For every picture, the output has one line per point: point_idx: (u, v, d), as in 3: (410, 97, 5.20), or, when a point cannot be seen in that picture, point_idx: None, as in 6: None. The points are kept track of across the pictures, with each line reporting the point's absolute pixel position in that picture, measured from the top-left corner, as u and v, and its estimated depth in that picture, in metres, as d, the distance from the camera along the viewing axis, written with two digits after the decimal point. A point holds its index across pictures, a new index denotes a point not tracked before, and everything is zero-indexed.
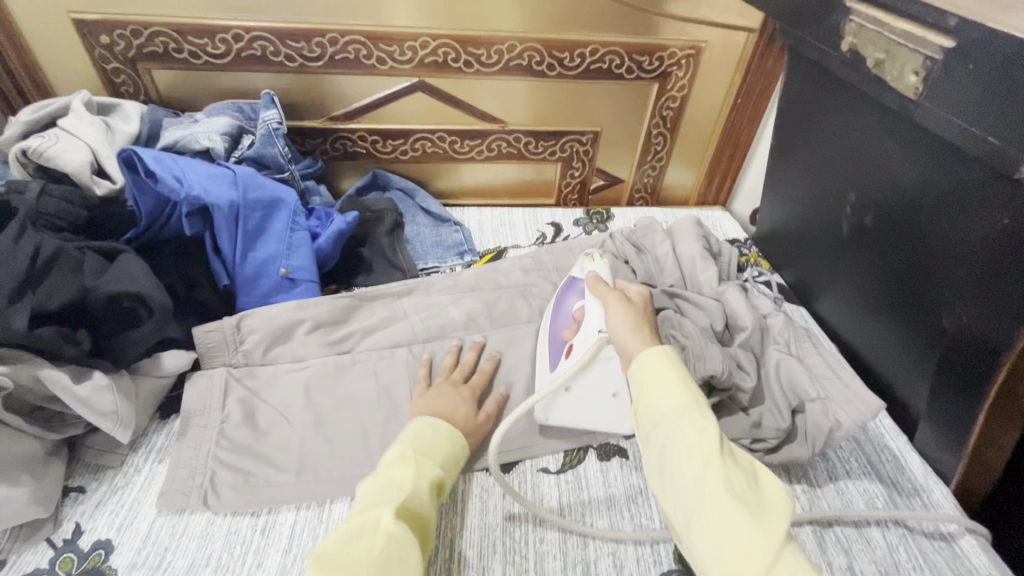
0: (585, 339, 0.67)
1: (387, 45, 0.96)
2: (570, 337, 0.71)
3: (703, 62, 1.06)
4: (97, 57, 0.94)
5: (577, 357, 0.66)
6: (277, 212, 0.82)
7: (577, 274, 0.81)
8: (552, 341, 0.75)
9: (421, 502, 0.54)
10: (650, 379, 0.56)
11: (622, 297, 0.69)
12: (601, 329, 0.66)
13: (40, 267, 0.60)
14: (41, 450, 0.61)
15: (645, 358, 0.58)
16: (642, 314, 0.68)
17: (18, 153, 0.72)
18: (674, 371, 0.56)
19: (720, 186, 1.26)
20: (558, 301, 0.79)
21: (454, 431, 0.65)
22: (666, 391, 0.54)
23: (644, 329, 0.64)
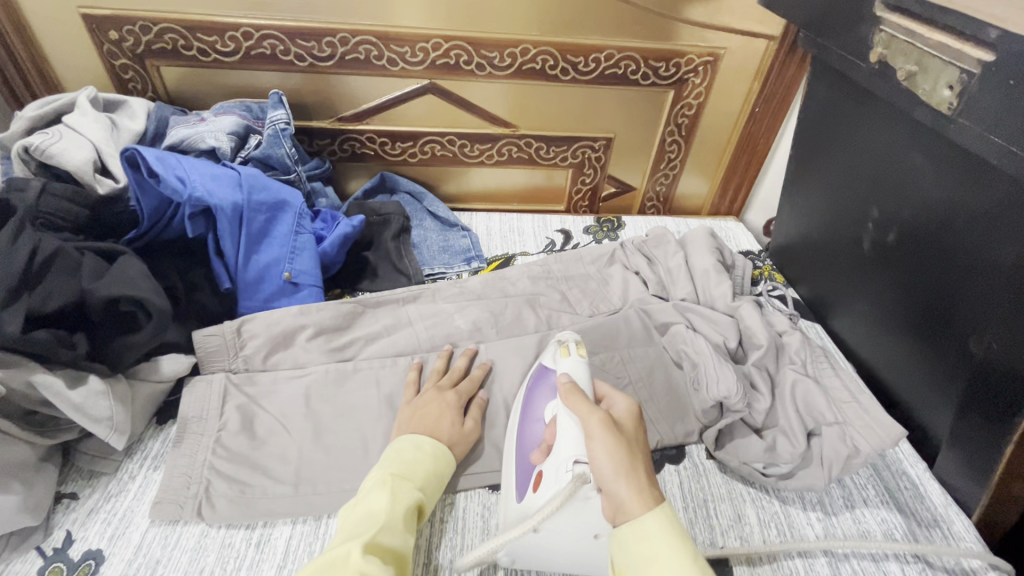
0: (556, 473, 0.54)
1: (398, 46, 0.94)
2: (538, 462, 0.58)
3: (722, 69, 1.03)
4: (105, 53, 0.93)
5: (549, 490, 0.53)
6: (281, 215, 0.81)
7: (548, 363, 0.69)
8: (518, 459, 0.62)
9: (395, 531, 0.52)
10: (649, 551, 0.47)
11: (608, 420, 0.55)
12: (577, 459, 0.53)
13: (37, 268, 0.58)
14: (35, 455, 0.60)
15: (643, 520, 0.48)
16: (632, 446, 0.54)
17: (20, 150, 0.70)
18: (671, 540, 0.47)
19: (734, 196, 1.24)
20: (528, 402, 0.67)
21: (438, 447, 0.63)
22: (670, 571, 0.45)
23: (637, 473, 0.51)
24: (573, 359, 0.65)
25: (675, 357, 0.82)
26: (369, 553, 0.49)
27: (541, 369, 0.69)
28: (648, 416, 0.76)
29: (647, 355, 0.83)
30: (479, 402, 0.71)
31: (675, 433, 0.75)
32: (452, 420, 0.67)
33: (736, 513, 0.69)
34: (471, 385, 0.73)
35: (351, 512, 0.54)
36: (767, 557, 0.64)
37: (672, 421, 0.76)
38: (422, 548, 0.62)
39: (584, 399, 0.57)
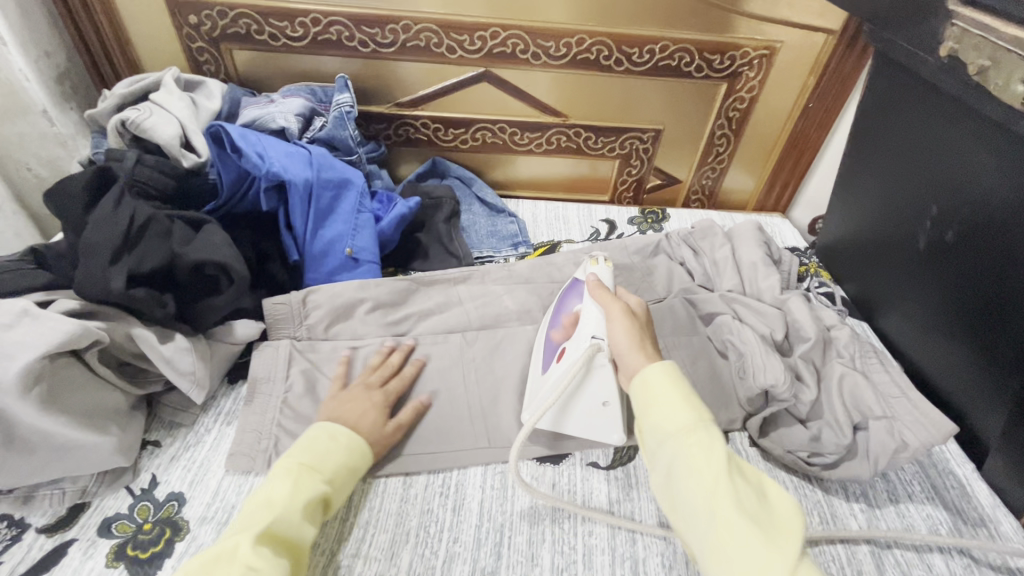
0: (577, 344, 0.64)
1: (458, 34, 0.97)
2: (562, 340, 0.70)
3: (777, 63, 1.03)
4: (185, 36, 0.98)
5: (569, 360, 0.64)
6: (345, 193, 0.85)
7: (580, 275, 0.76)
8: (545, 343, 0.73)
9: (290, 525, 0.53)
10: (653, 394, 0.57)
11: (627, 309, 0.65)
12: (596, 335, 0.64)
13: (136, 232, 0.64)
14: (128, 403, 0.66)
15: (648, 371, 0.58)
16: (643, 329, 0.65)
17: (117, 123, 0.77)
18: (673, 385, 0.56)
19: (781, 192, 1.23)
20: (560, 302, 0.76)
21: (355, 439, 0.63)
22: (673, 408, 0.55)
23: (647, 347, 0.62)
24: (602, 268, 0.71)
25: (719, 347, 0.83)
26: (259, 546, 0.50)
27: (575, 281, 0.75)
28: None
29: (691, 343, 0.84)
30: (416, 405, 0.71)
31: (719, 419, 0.77)
32: (376, 419, 0.67)
33: None
34: (402, 383, 0.72)
35: (254, 499, 0.55)
36: (809, 542, 0.65)
37: (715, 408, 0.78)
38: (475, 509, 0.66)
39: (607, 291, 0.68)
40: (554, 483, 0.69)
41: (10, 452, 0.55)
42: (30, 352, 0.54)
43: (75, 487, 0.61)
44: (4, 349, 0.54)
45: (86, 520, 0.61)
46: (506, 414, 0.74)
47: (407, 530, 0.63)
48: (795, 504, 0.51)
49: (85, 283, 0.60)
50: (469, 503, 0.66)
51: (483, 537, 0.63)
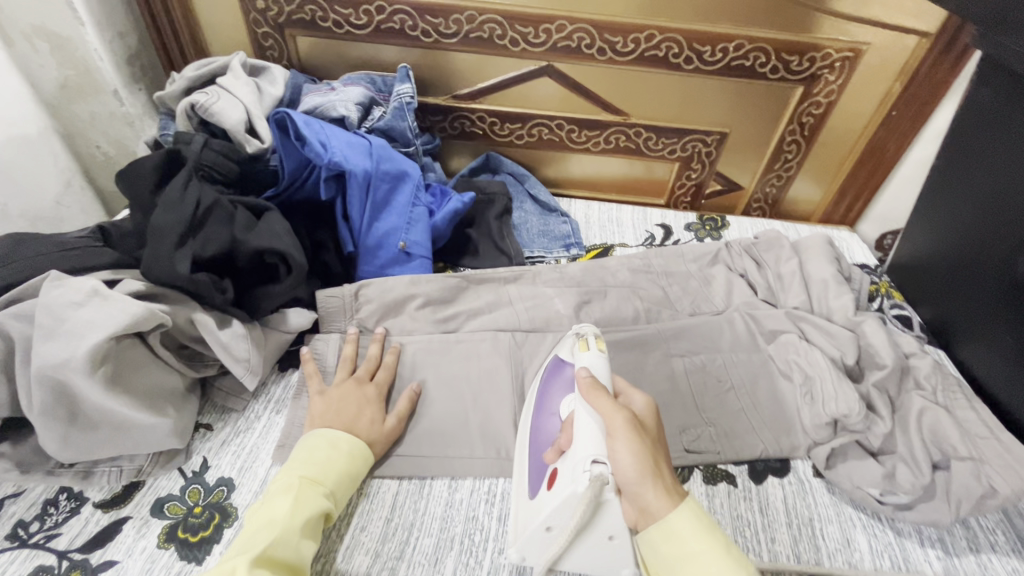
0: (573, 473, 0.51)
1: (522, 26, 0.94)
2: (551, 461, 0.57)
3: (861, 67, 0.96)
4: (251, 21, 0.99)
5: (562, 491, 0.51)
6: (402, 185, 0.84)
7: (565, 355, 0.67)
8: (533, 458, 0.61)
9: (291, 544, 0.51)
10: (683, 548, 0.50)
11: (631, 418, 0.55)
12: (597, 459, 0.51)
13: (200, 217, 0.65)
14: (185, 385, 0.66)
15: (670, 519, 0.51)
16: (651, 442, 0.55)
17: (186, 106, 0.77)
18: (704, 536, 0.50)
19: (851, 205, 1.15)
20: (543, 400, 0.66)
21: (355, 446, 0.62)
22: (712, 565, 0.48)
23: (663, 475, 0.52)
24: (592, 354, 0.63)
25: (783, 368, 0.78)
26: (258, 567, 0.48)
27: (560, 360, 0.68)
28: (749, 425, 0.74)
29: (751, 362, 0.80)
30: (408, 395, 0.70)
31: (780, 447, 0.73)
32: (365, 416, 0.66)
33: (846, 537, 0.65)
34: (389, 374, 0.72)
35: (253, 518, 0.54)
36: None
37: (776, 434, 0.73)
38: None
39: (606, 395, 0.57)
40: None
41: (74, 429, 0.57)
42: (98, 332, 0.55)
43: (132, 466, 0.62)
44: (76, 327, 0.55)
45: (140, 499, 0.62)
46: None
47: (451, 536, 0.62)
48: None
49: (152, 265, 0.61)
50: None
51: None
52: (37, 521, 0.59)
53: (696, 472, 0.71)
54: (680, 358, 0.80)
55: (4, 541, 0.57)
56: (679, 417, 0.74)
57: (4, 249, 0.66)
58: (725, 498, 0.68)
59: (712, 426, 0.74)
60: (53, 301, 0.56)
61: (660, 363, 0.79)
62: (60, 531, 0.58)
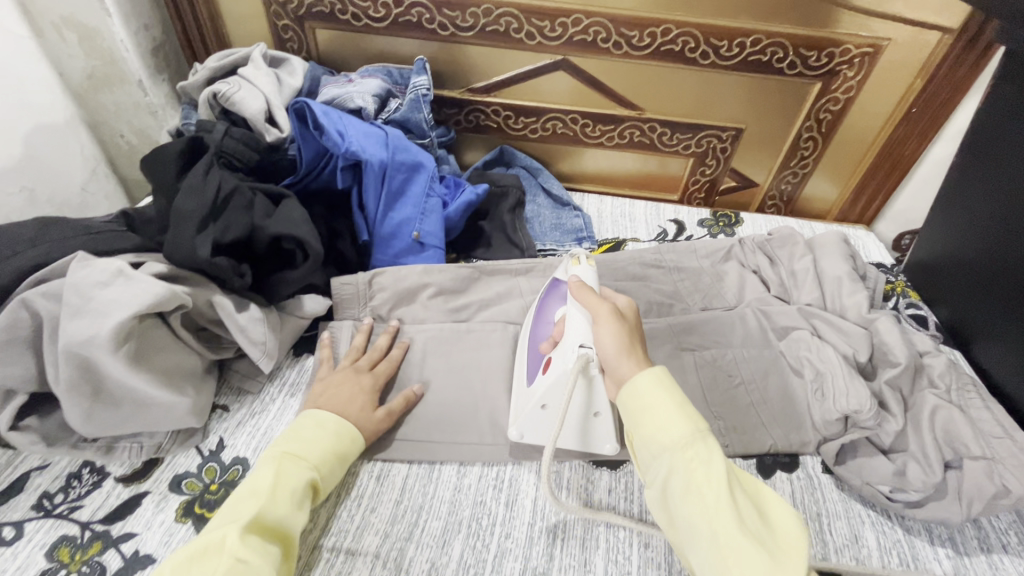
0: (566, 356, 0.60)
1: (538, 19, 0.94)
2: (547, 351, 0.65)
3: (881, 63, 0.94)
4: (272, 14, 1.00)
5: (556, 372, 0.61)
6: (416, 176, 0.85)
7: (561, 274, 0.75)
8: (530, 352, 0.69)
9: (277, 514, 0.53)
10: (647, 404, 0.53)
11: (615, 309, 0.61)
12: (583, 344, 0.60)
13: (221, 202, 0.67)
14: (203, 366, 0.68)
15: (636, 381, 0.54)
16: (633, 330, 0.60)
17: (208, 96, 0.80)
18: (668, 392, 0.53)
19: (868, 203, 1.14)
20: (540, 307, 0.73)
21: (343, 424, 0.63)
22: (666, 420, 0.51)
23: (637, 351, 0.58)
24: (582, 266, 0.71)
25: (794, 364, 0.78)
26: (247, 536, 0.50)
27: (556, 280, 0.75)
28: (758, 419, 0.74)
29: (762, 357, 0.80)
30: (409, 393, 0.70)
31: (789, 441, 0.72)
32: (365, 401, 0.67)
33: (854, 533, 0.65)
34: (389, 366, 0.72)
35: (240, 489, 0.56)
36: None
37: (785, 429, 0.73)
38: (528, 505, 0.64)
39: (592, 292, 0.63)
40: (610, 489, 0.67)
41: (98, 404, 0.59)
42: (121, 312, 0.57)
43: (152, 443, 0.64)
44: (101, 307, 0.57)
45: (159, 475, 0.63)
46: None
47: (460, 518, 0.63)
48: (792, 510, 0.50)
49: (174, 248, 0.63)
50: (523, 499, 0.65)
51: (535, 536, 0.62)
52: (61, 492, 0.61)
53: None
54: (690, 352, 0.80)
55: (30, 511, 0.60)
56: None
57: (33, 231, 0.68)
58: None
59: (721, 419, 0.74)
60: (79, 281, 0.58)
61: (670, 356, 0.80)
62: (82, 503, 0.60)
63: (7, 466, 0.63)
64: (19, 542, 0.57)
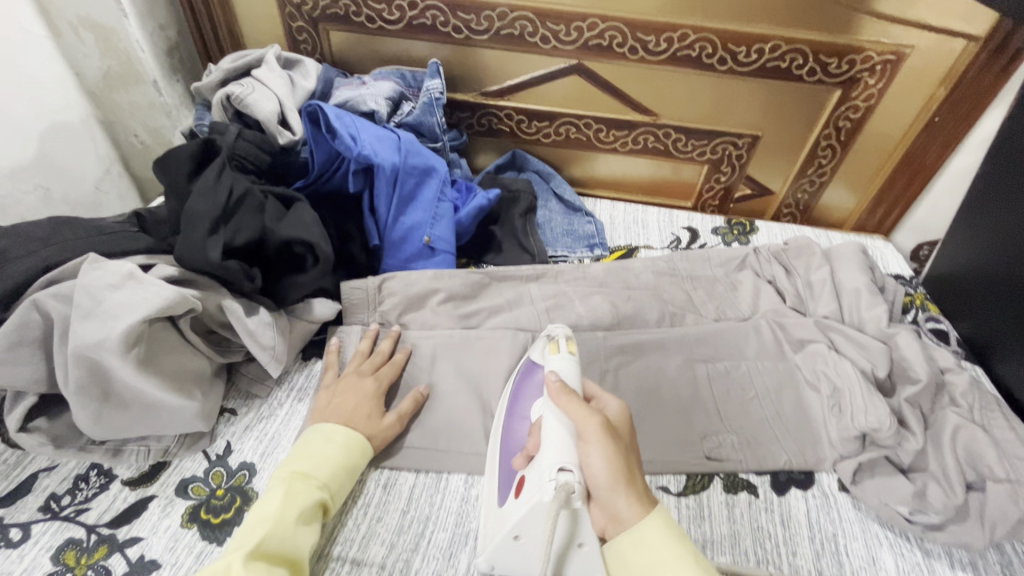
0: (540, 482, 0.50)
1: (554, 23, 0.94)
2: (521, 467, 0.56)
3: (903, 71, 0.92)
4: (286, 15, 1.00)
5: (529, 497, 0.51)
6: (428, 180, 0.84)
7: (538, 360, 0.66)
8: (503, 463, 0.60)
9: (285, 537, 0.52)
10: (648, 558, 0.50)
11: (604, 422, 0.54)
12: (564, 467, 0.50)
13: (233, 204, 0.66)
14: (211, 369, 0.68)
15: (640, 526, 0.50)
16: (624, 447, 0.54)
17: (222, 97, 0.79)
18: (670, 542, 0.50)
19: (886, 213, 1.11)
20: (515, 402, 0.65)
21: (350, 438, 0.62)
22: (676, 572, 0.48)
23: (635, 482, 0.52)
24: (562, 357, 0.62)
25: (810, 379, 0.76)
26: (253, 562, 0.49)
27: (533, 363, 0.67)
28: (773, 435, 0.73)
29: (777, 371, 0.78)
30: (416, 396, 0.70)
31: (804, 459, 0.71)
32: (369, 406, 0.66)
33: (871, 555, 0.64)
34: (393, 370, 0.71)
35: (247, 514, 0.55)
36: None
37: (801, 446, 0.72)
38: None
39: (576, 397, 0.56)
40: None
41: (106, 407, 0.58)
42: (132, 315, 0.57)
43: (159, 447, 0.63)
44: (112, 309, 0.57)
45: (166, 479, 0.63)
46: None
47: (466, 531, 0.62)
48: None
49: (184, 250, 0.62)
50: None
51: None
52: (68, 494, 0.61)
53: (717, 479, 0.70)
54: (704, 364, 0.79)
55: (37, 513, 0.59)
56: (700, 425, 0.73)
57: (47, 231, 0.68)
58: (745, 509, 0.67)
59: (735, 434, 0.72)
60: (91, 283, 0.57)
61: (682, 368, 0.78)
62: (89, 506, 0.60)
63: (16, 467, 0.63)
64: (25, 544, 0.57)
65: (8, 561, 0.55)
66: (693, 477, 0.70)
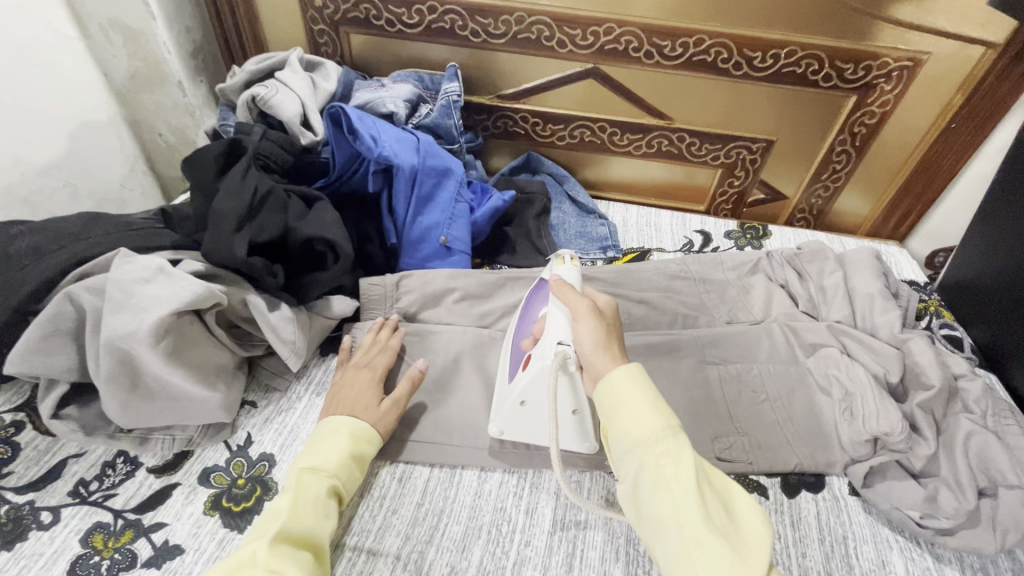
0: (543, 353, 0.60)
1: (570, 28, 0.95)
2: (528, 348, 0.65)
3: (920, 77, 0.92)
4: (308, 19, 1.03)
5: (534, 369, 0.60)
6: (446, 181, 0.86)
7: (546, 274, 0.73)
8: (512, 350, 0.70)
9: (301, 525, 0.54)
10: (619, 400, 0.52)
11: (594, 307, 0.60)
12: (562, 341, 0.59)
13: (258, 203, 0.68)
14: (234, 363, 0.70)
15: (612, 374, 0.53)
16: (612, 328, 0.59)
17: (247, 99, 0.82)
18: (640, 386, 0.52)
19: (901, 220, 1.11)
20: (526, 304, 0.72)
21: (357, 427, 0.63)
22: (640, 416, 0.50)
23: (613, 347, 0.57)
24: (566, 266, 0.70)
25: (822, 382, 0.76)
26: (277, 546, 0.51)
27: (539, 280, 0.73)
28: (783, 437, 0.73)
29: (788, 374, 0.78)
30: (413, 374, 0.70)
31: (815, 461, 0.71)
32: (375, 397, 0.67)
33: (881, 559, 0.64)
34: (390, 358, 0.72)
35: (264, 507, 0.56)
36: None
37: (811, 449, 0.72)
38: (548, 517, 0.64)
39: (572, 289, 0.62)
40: None
41: (134, 396, 0.60)
42: (162, 308, 0.59)
43: (183, 436, 0.66)
44: (142, 303, 0.59)
45: (189, 468, 0.65)
46: None
47: (479, 525, 0.63)
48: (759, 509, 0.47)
49: (213, 248, 0.65)
50: (543, 508, 0.65)
51: (555, 546, 0.61)
52: (96, 480, 0.63)
53: (727, 478, 0.71)
54: (715, 366, 0.79)
55: (67, 497, 0.61)
56: (711, 424, 0.74)
57: (79, 226, 0.70)
58: None
59: (745, 435, 0.73)
60: (122, 277, 0.60)
61: (693, 369, 0.79)
62: (116, 492, 0.62)
63: (47, 452, 0.65)
64: (55, 527, 0.59)
65: (39, 542, 0.58)
66: None
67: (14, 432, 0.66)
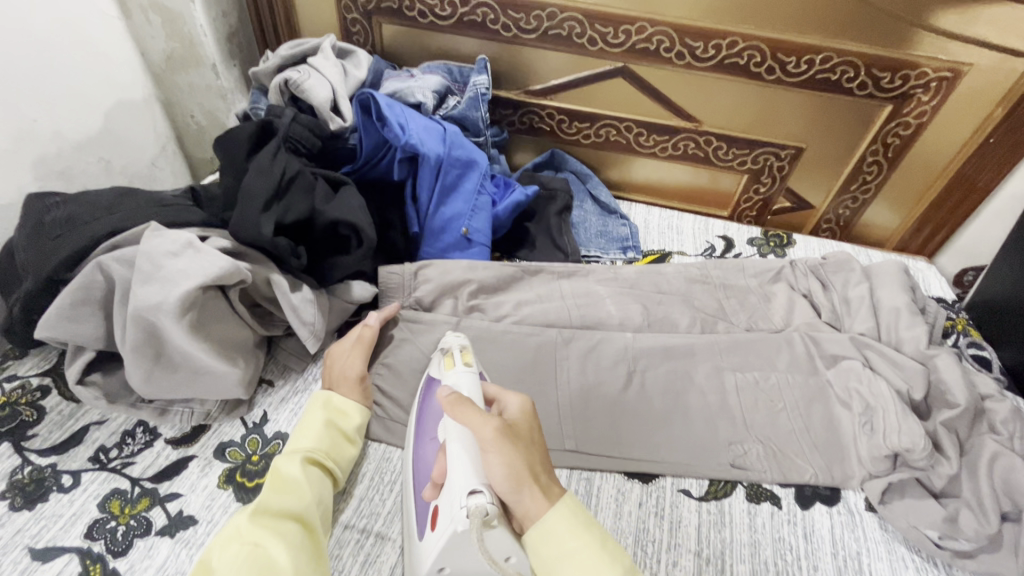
0: (453, 509, 0.50)
1: (603, 26, 0.94)
2: (433, 496, 0.55)
3: (959, 89, 0.90)
4: (342, 8, 1.04)
5: (445, 528, 0.50)
6: (470, 173, 0.86)
7: (436, 374, 0.66)
8: (417, 497, 0.58)
9: (283, 496, 0.53)
10: (561, 548, 0.48)
11: (502, 424, 0.53)
12: (474, 489, 0.50)
13: (285, 184, 0.69)
14: (254, 340, 0.71)
15: (547, 521, 0.49)
16: (527, 448, 0.52)
17: (280, 82, 0.83)
18: (580, 531, 0.48)
19: (930, 235, 1.09)
20: (423, 426, 0.63)
21: (328, 402, 0.65)
22: (591, 564, 0.46)
23: (539, 479, 0.50)
24: (459, 370, 0.62)
25: (842, 396, 0.75)
26: (259, 519, 0.51)
27: (433, 379, 0.66)
28: (799, 448, 0.72)
29: (807, 386, 0.77)
30: (365, 332, 0.73)
31: (831, 475, 0.70)
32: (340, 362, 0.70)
33: None
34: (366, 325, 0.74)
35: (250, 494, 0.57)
36: None
37: (828, 461, 0.71)
38: None
39: (469, 405, 0.54)
40: (641, 503, 0.67)
41: (157, 367, 0.62)
42: (189, 282, 0.60)
43: (202, 410, 0.67)
44: (170, 275, 0.60)
45: (205, 441, 0.66)
46: (595, 421, 0.73)
47: None
48: None
49: (240, 225, 0.66)
50: None
51: None
52: (116, 448, 0.64)
53: (740, 487, 0.70)
54: (732, 372, 0.78)
55: (87, 462, 0.63)
56: (724, 431, 0.73)
57: (112, 200, 0.72)
58: (767, 519, 0.66)
59: (761, 444, 0.72)
60: (152, 250, 0.61)
61: (710, 375, 0.78)
62: (134, 460, 0.64)
63: (70, 418, 0.67)
64: (75, 490, 0.60)
65: (59, 504, 0.59)
66: (713, 482, 0.70)
67: (41, 396, 0.68)
